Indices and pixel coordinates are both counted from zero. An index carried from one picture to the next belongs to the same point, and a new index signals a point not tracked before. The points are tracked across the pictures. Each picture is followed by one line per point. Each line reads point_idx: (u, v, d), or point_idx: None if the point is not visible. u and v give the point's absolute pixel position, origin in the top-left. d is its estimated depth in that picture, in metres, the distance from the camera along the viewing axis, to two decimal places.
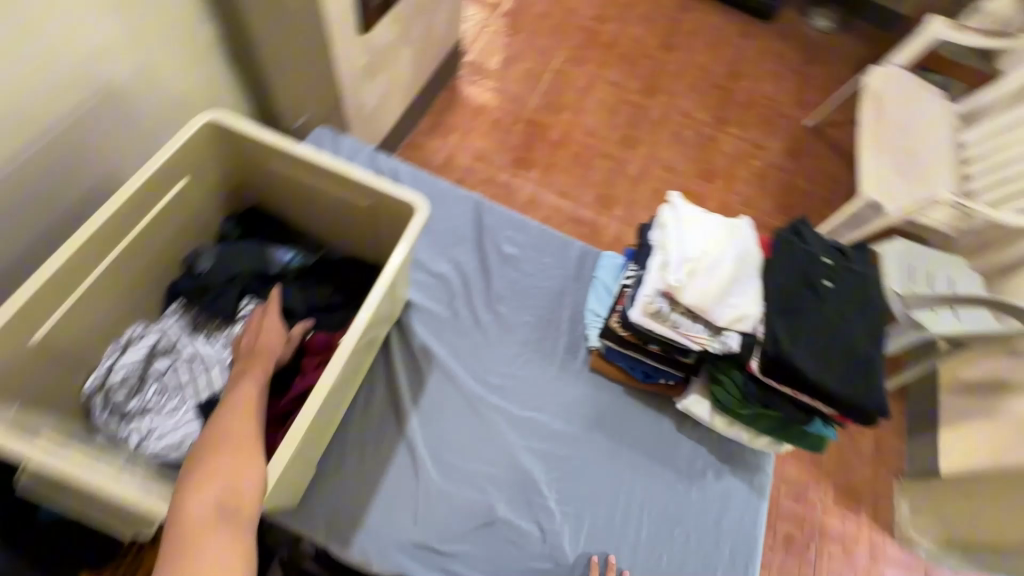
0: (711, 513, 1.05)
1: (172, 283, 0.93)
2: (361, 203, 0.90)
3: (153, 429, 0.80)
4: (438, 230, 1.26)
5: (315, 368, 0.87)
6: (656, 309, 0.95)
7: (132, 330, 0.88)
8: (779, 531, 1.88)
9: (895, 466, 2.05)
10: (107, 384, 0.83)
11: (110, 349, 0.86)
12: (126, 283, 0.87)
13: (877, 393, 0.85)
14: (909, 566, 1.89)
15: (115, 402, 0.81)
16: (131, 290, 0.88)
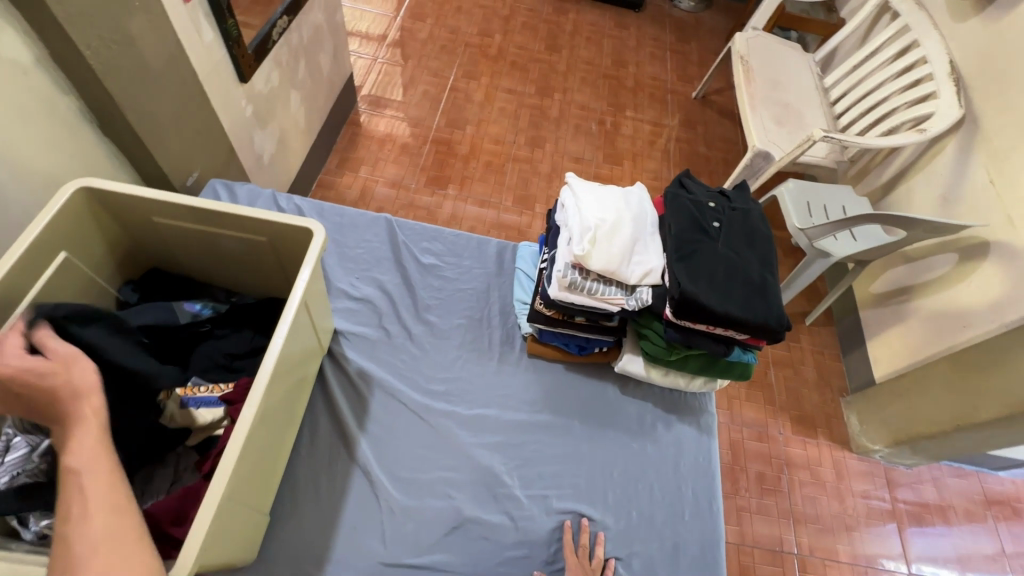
0: (667, 462, 1.10)
1: None
2: (259, 238, 0.90)
3: None
4: (355, 256, 1.27)
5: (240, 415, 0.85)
6: (570, 282, 1.01)
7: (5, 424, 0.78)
8: (751, 473, 1.96)
9: (837, 387, 2.20)
10: None
11: None
12: None
13: (776, 310, 0.95)
14: (870, 474, 2.03)
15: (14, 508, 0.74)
16: None
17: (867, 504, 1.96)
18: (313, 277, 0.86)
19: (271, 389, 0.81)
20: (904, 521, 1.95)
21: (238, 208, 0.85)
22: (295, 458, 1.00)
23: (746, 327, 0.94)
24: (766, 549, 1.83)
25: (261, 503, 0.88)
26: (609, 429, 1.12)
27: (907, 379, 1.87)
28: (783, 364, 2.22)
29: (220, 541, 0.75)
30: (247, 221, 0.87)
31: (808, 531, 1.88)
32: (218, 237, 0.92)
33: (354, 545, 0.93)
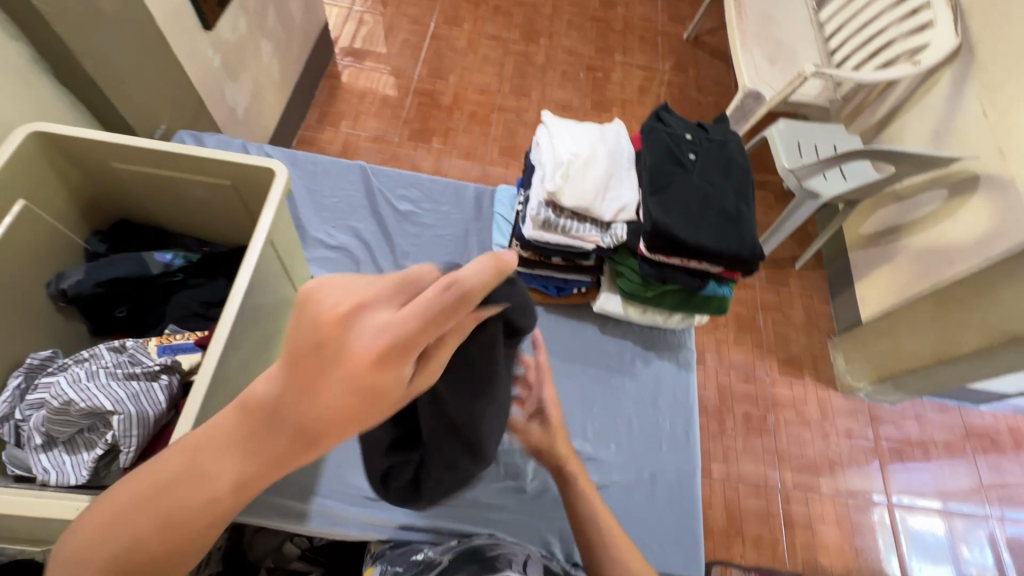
0: (646, 397, 1.13)
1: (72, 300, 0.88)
2: (223, 182, 0.89)
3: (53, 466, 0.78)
4: (330, 204, 1.25)
5: None
6: (545, 221, 0.99)
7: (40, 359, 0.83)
8: (737, 414, 2.01)
9: (825, 328, 2.22)
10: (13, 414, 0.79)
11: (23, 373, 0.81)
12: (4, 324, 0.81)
13: (749, 241, 0.94)
14: (854, 410, 2.08)
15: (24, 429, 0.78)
16: (20, 327, 0.84)
17: (850, 441, 2.02)
18: (277, 218, 0.84)
19: (241, 330, 0.81)
20: (886, 455, 2.01)
21: (200, 151, 0.84)
22: None
23: (719, 258, 0.94)
24: (750, 484, 1.89)
25: None
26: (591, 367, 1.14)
27: (891, 317, 1.88)
28: (772, 309, 2.23)
29: None
30: (211, 166, 0.86)
31: (791, 466, 1.94)
32: (184, 184, 0.91)
33: (340, 481, 0.97)
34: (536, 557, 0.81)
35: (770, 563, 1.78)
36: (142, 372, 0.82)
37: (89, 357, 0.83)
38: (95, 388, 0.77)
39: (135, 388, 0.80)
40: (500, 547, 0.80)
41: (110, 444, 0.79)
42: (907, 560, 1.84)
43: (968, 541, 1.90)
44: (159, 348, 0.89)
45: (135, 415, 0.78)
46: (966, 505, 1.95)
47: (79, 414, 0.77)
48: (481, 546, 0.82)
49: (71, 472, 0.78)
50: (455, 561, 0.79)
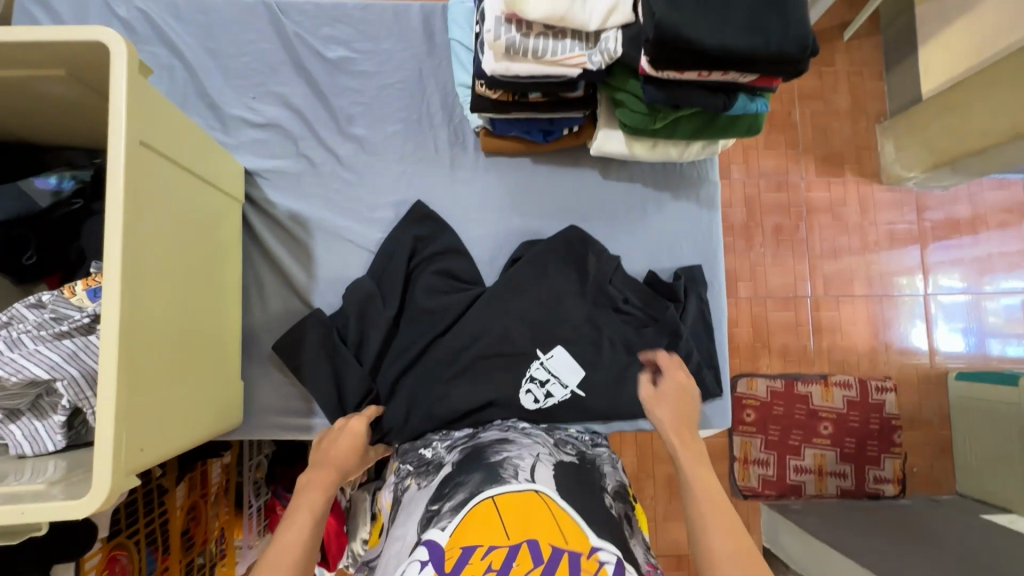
0: (660, 246, 0.98)
1: None
2: (63, 69, 0.65)
3: (24, 436, 0.72)
4: (239, 64, 0.97)
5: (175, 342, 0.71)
6: (508, 46, 0.72)
7: None
8: (767, 227, 1.84)
9: (874, 111, 1.88)
10: None
11: None
12: None
13: (796, 28, 0.67)
14: (900, 203, 1.87)
15: None
16: None
17: (891, 234, 1.86)
18: (142, 111, 0.62)
19: (147, 256, 0.62)
20: (930, 244, 1.86)
21: (2, 32, 0.59)
22: (251, 320, 0.92)
23: (755, 63, 0.68)
24: (779, 297, 1.82)
25: (209, 376, 0.78)
26: (597, 224, 0.98)
27: (962, 88, 1.53)
28: (811, 98, 1.88)
29: (175, 428, 0.68)
30: (34, 52, 0.62)
31: (825, 272, 1.84)
32: (17, 82, 0.67)
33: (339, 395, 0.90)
34: (545, 455, 0.75)
35: (796, 368, 1.80)
36: (72, 328, 0.72)
37: (9, 320, 0.72)
38: (22, 357, 0.68)
39: (69, 347, 0.70)
40: (503, 448, 0.74)
41: (71, 407, 0.72)
42: (933, 330, 1.83)
43: (1005, 315, 1.84)
44: (89, 292, 0.76)
45: (80, 375, 0.70)
46: (1010, 278, 1.85)
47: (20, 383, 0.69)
48: (486, 446, 0.76)
49: (46, 439, 0.72)
50: (458, 466, 0.73)
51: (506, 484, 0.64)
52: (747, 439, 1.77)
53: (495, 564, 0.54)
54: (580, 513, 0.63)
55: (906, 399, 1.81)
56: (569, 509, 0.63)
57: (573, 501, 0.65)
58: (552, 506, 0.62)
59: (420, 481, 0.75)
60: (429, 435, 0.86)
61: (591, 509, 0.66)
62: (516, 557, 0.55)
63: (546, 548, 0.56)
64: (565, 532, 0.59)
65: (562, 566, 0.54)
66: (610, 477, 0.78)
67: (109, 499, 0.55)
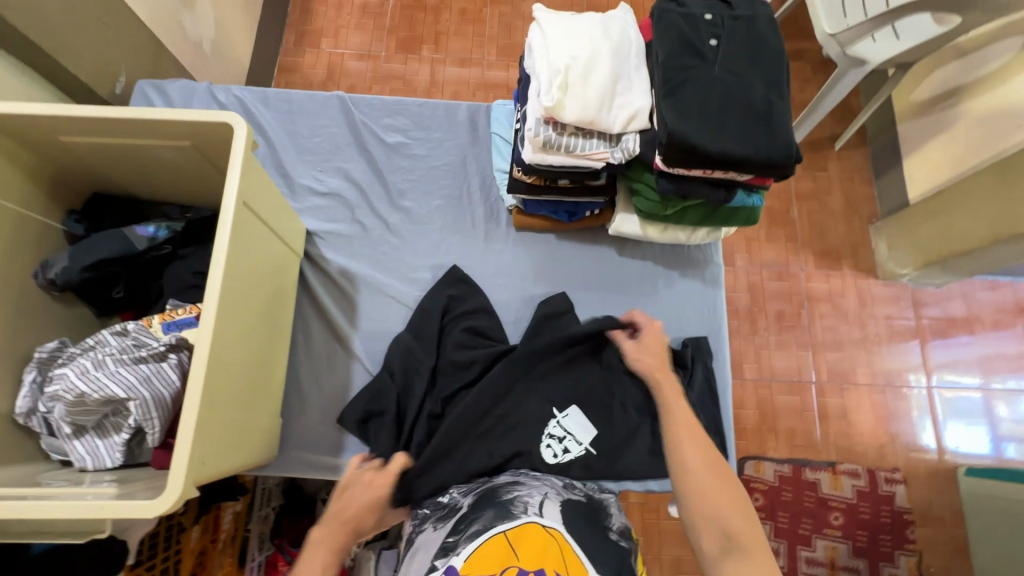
0: (671, 318, 1.08)
1: (68, 288, 0.86)
2: (184, 141, 0.80)
3: (89, 450, 0.79)
4: (312, 143, 1.15)
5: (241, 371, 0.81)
6: (545, 141, 0.88)
7: (51, 348, 0.82)
8: (771, 312, 1.94)
9: (866, 212, 2.05)
10: (36, 406, 0.79)
11: (37, 365, 0.81)
12: (11, 321, 0.80)
13: (783, 138, 0.82)
14: (896, 297, 1.98)
15: (52, 421, 0.79)
16: (29, 322, 0.83)
17: (890, 326, 1.95)
18: (247, 179, 0.76)
19: (233, 297, 0.74)
20: (928, 337, 1.94)
21: (150, 113, 0.75)
22: (295, 362, 1.01)
23: (750, 164, 0.82)
24: (784, 381, 1.88)
25: (258, 408, 0.86)
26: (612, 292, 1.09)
27: (942, 197, 1.70)
28: (808, 198, 2.06)
29: (229, 450, 0.76)
30: (169, 128, 0.77)
31: (827, 359, 1.90)
32: (144, 148, 0.83)
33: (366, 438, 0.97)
34: (553, 493, 0.80)
35: (803, 454, 1.81)
36: (149, 354, 0.80)
37: (95, 345, 0.83)
38: (105, 377, 0.77)
39: (144, 370, 0.78)
40: (515, 488, 0.79)
41: (135, 426, 0.79)
42: (940, 430, 1.84)
43: (1009, 411, 1.87)
44: (162, 326, 0.87)
45: (150, 398, 0.77)
46: (1010, 377, 1.90)
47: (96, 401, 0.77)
48: (499, 486, 0.81)
49: (105, 455, 0.80)
50: (473, 505, 0.77)
51: (517, 518, 0.69)
52: None
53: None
54: (580, 543, 0.69)
55: (917, 493, 1.79)
56: (570, 538, 0.68)
57: (578, 535, 0.70)
58: (556, 537, 0.67)
59: (438, 523, 0.79)
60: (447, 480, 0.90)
61: (597, 544, 0.70)
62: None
63: None
64: (567, 559, 0.65)
65: None
66: (618, 517, 0.81)
67: (176, 503, 0.62)
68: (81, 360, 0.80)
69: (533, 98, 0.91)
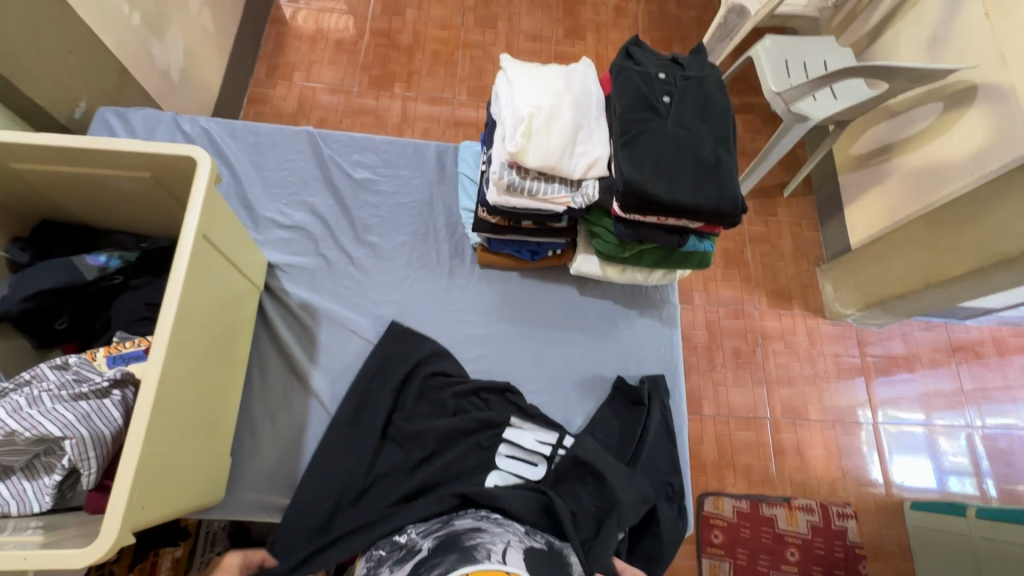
0: (630, 355, 1.10)
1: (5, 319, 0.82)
2: (144, 172, 0.79)
3: (14, 494, 0.74)
4: (278, 177, 1.15)
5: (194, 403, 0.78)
6: (509, 184, 0.91)
7: None
8: (727, 349, 2.01)
9: (813, 256, 2.18)
10: None
11: None
12: None
13: (731, 190, 0.87)
14: (843, 336, 2.09)
15: None
16: None
17: (838, 364, 2.04)
18: (209, 213, 0.76)
19: (185, 334, 0.72)
20: (872, 374, 2.04)
21: (111, 144, 0.74)
22: (249, 398, 0.98)
23: (699, 211, 0.87)
24: (741, 416, 1.93)
25: (207, 448, 0.83)
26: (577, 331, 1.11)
27: (880, 243, 1.84)
28: (760, 241, 2.18)
29: (171, 492, 0.72)
30: (130, 159, 0.77)
31: (781, 396, 1.97)
32: (101, 178, 0.81)
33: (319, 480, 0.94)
34: (516, 542, 0.77)
35: (760, 490, 1.85)
36: (90, 390, 0.77)
37: (30, 379, 0.78)
38: (40, 415, 0.72)
39: (83, 408, 0.74)
40: (478, 534, 0.76)
41: (69, 467, 0.75)
42: (887, 467, 1.92)
43: (949, 445, 1.97)
44: (108, 359, 0.84)
45: (88, 436, 0.73)
46: (948, 413, 2.01)
47: (27, 441, 0.73)
48: (461, 531, 0.78)
49: (33, 499, 0.74)
50: (434, 549, 0.75)
51: (481, 561, 0.66)
52: (715, 562, 1.75)
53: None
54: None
55: (867, 527, 1.84)
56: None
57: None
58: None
59: (394, 567, 0.76)
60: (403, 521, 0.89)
61: None
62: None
63: None
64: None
65: None
66: (577, 567, 0.78)
67: (113, 549, 0.59)
68: (14, 396, 0.76)
69: (498, 142, 0.94)
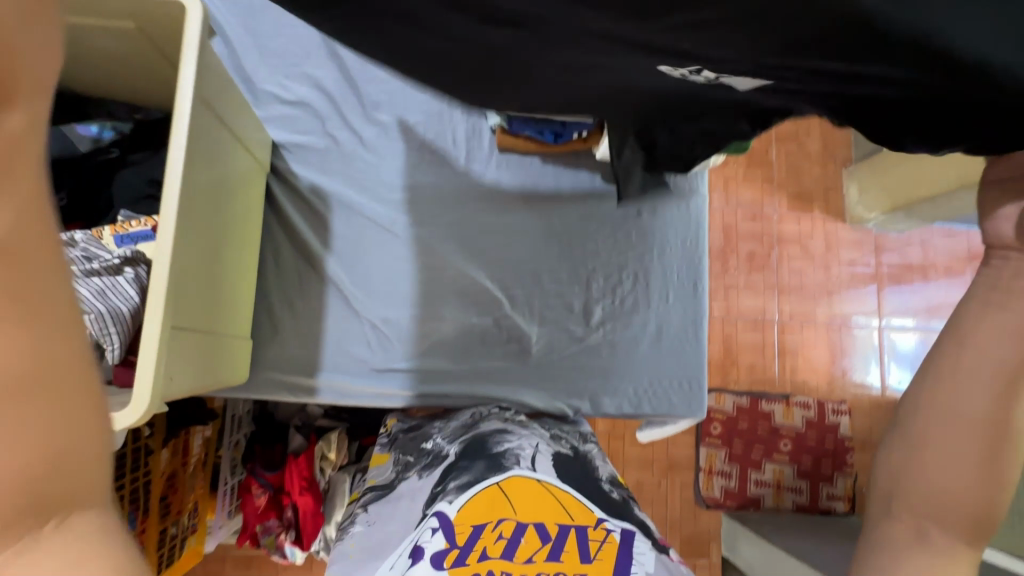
0: (650, 246, 1.07)
1: None
2: (129, 24, 0.71)
3: None
4: (274, 44, 1.03)
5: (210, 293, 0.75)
6: None
7: None
8: (742, 253, 1.97)
9: (841, 157, 2.07)
10: None
11: None
12: None
13: None
14: (861, 241, 2.04)
15: None
16: None
17: (851, 270, 2.02)
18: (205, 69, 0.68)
19: (195, 215, 0.68)
20: (885, 279, 2.02)
21: None
22: (263, 286, 0.96)
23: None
24: (749, 319, 1.94)
25: (224, 328, 0.81)
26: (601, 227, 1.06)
27: None
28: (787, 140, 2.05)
29: (193, 367, 0.71)
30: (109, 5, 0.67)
31: (791, 300, 1.97)
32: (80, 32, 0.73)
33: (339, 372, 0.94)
34: (544, 445, 0.79)
35: (761, 387, 1.91)
36: (102, 267, 0.75)
37: None
38: None
39: (98, 285, 0.73)
40: (505, 439, 0.78)
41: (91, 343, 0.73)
42: (886, 372, 1.97)
43: None
44: (117, 239, 0.80)
45: (106, 312, 0.72)
46: None
47: None
48: (487, 437, 0.79)
49: None
50: (460, 455, 0.76)
51: (509, 470, 0.68)
52: (712, 450, 1.84)
53: (506, 534, 0.58)
54: (582, 492, 0.65)
55: (859, 422, 1.93)
56: (570, 489, 0.65)
57: (573, 484, 0.68)
58: (551, 488, 0.65)
59: (423, 471, 0.78)
60: (427, 430, 0.91)
61: (592, 491, 0.68)
62: (523, 535, 0.58)
63: (552, 528, 0.59)
64: (570, 510, 0.61)
65: (569, 540, 0.57)
66: (605, 469, 0.78)
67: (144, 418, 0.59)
68: None
69: None
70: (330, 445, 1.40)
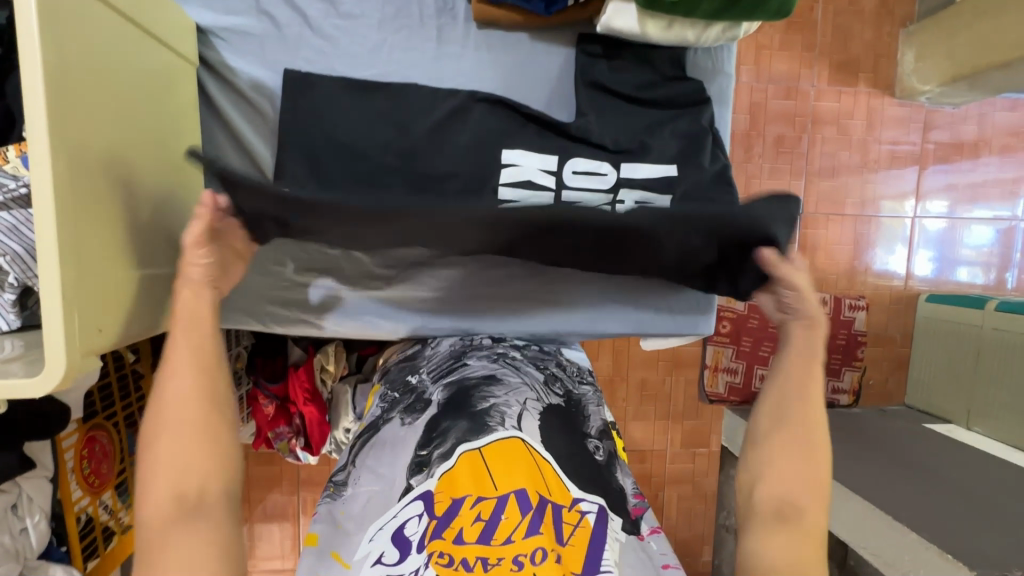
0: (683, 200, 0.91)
1: None
2: None
3: None
4: None
5: (135, 224, 0.64)
6: None
7: None
8: (768, 137, 1.75)
9: (900, 13, 1.73)
10: None
11: None
12: None
13: None
14: (907, 119, 1.79)
15: None
16: None
17: (891, 152, 1.79)
18: None
19: (84, 139, 0.54)
20: (929, 160, 1.80)
21: None
22: None
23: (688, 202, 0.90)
24: None
25: (162, 260, 0.70)
26: (610, 120, 0.89)
27: None
28: None
29: (127, 312, 0.61)
30: None
31: (818, 189, 1.79)
32: None
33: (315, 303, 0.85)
34: (533, 401, 0.73)
35: None
36: (7, 198, 0.63)
37: None
38: None
39: (7, 220, 0.63)
40: (490, 393, 0.72)
41: (19, 285, 0.65)
42: (913, 259, 1.84)
43: (971, 237, 1.84)
44: (25, 161, 0.67)
45: (23, 252, 0.63)
46: (997, 205, 1.83)
47: None
48: (472, 387, 0.73)
49: None
50: (443, 408, 0.71)
51: (493, 433, 0.64)
52: (719, 348, 1.79)
53: (484, 515, 0.56)
54: (564, 463, 0.64)
55: (875, 317, 1.85)
56: (553, 459, 0.63)
57: (559, 454, 0.65)
58: (538, 457, 0.62)
59: (405, 416, 0.74)
60: (416, 362, 0.87)
61: (576, 455, 0.66)
62: (505, 509, 0.56)
63: (533, 499, 0.58)
64: (551, 483, 0.60)
65: (548, 517, 0.57)
66: (596, 417, 0.79)
67: (64, 383, 0.52)
68: None
69: None
70: (328, 358, 1.35)
